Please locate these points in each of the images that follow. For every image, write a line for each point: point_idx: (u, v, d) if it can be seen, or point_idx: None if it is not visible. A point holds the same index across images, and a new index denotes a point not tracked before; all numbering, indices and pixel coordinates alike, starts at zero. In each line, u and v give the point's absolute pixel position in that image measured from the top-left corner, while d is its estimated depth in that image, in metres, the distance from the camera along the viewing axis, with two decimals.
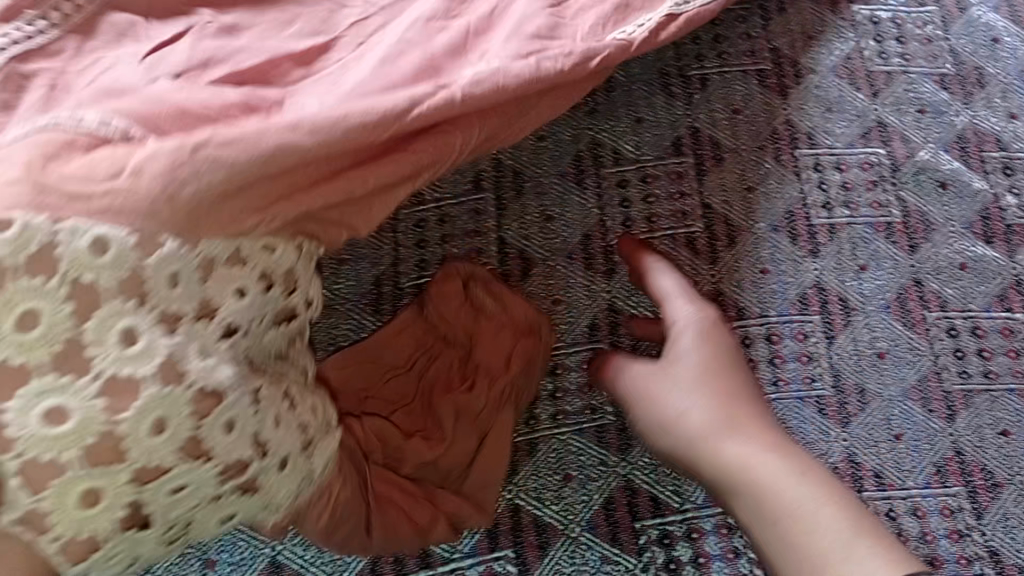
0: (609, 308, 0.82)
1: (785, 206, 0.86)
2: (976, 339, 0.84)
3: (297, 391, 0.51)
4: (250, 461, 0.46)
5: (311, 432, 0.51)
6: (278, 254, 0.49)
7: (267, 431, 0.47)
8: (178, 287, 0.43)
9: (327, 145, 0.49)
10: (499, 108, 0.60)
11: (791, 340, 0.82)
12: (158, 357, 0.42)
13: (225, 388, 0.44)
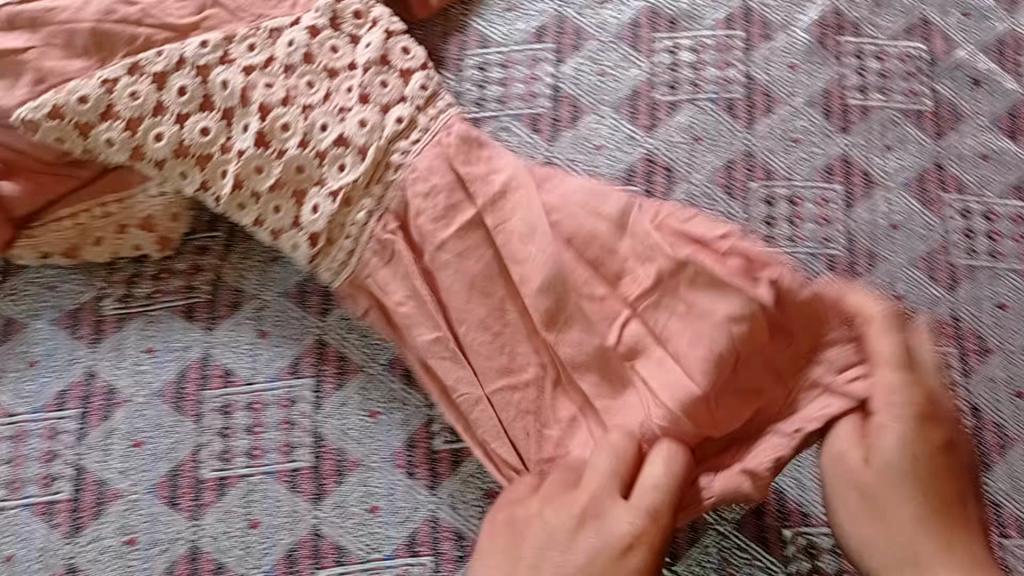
0: (648, 158, 0.89)
1: (823, 82, 0.93)
2: (987, 222, 0.90)
3: (272, 194, 0.76)
4: (242, 182, 0.76)
5: (281, 199, 0.76)
6: (282, 209, 0.76)
7: (272, 180, 0.76)
8: (286, 130, 0.76)
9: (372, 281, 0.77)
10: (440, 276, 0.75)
11: (811, 205, 0.89)
12: (248, 115, 0.76)
13: (272, 133, 0.76)
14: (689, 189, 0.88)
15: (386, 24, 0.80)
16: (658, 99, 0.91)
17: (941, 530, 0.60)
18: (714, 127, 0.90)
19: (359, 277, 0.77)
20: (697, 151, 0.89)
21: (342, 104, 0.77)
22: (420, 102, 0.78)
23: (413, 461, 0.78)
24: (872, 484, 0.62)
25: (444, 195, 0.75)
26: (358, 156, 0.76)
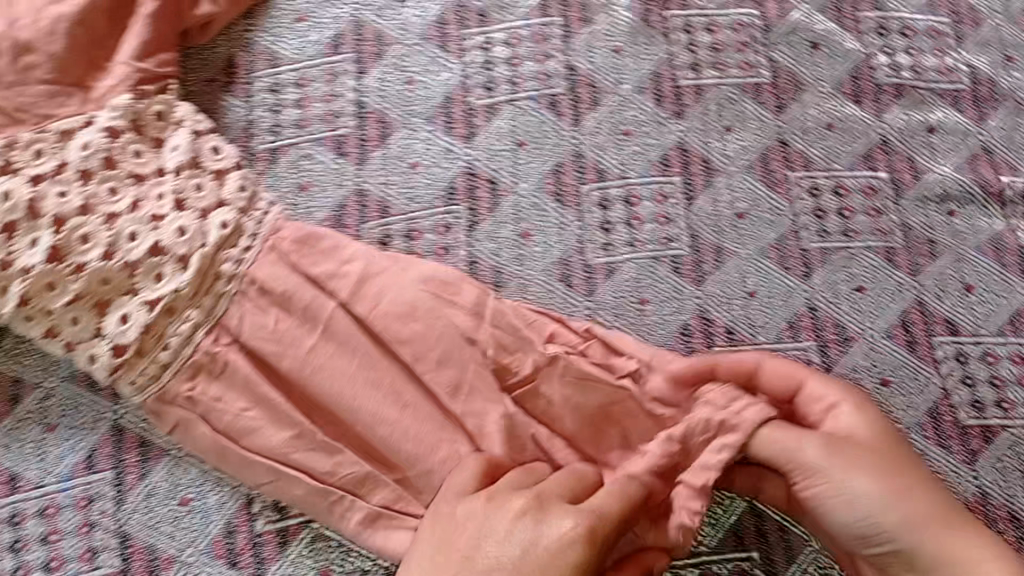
0: (468, 170, 0.82)
1: (651, 64, 0.86)
2: (838, 198, 0.85)
3: (69, 306, 0.70)
4: (32, 297, 0.70)
5: (82, 309, 0.71)
6: (83, 324, 0.71)
7: (72, 294, 0.70)
8: (87, 242, 0.71)
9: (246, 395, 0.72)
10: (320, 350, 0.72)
11: (649, 202, 0.82)
12: (38, 226, 0.70)
13: (69, 248, 0.70)
14: (516, 201, 0.81)
15: (193, 124, 0.77)
16: (475, 103, 0.83)
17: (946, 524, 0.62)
18: (538, 129, 0.83)
19: (195, 390, 0.72)
20: (521, 158, 0.83)
21: (155, 211, 0.73)
22: (242, 204, 0.76)
23: (235, 548, 0.74)
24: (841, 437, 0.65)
25: (302, 294, 0.74)
26: (177, 264, 0.72)
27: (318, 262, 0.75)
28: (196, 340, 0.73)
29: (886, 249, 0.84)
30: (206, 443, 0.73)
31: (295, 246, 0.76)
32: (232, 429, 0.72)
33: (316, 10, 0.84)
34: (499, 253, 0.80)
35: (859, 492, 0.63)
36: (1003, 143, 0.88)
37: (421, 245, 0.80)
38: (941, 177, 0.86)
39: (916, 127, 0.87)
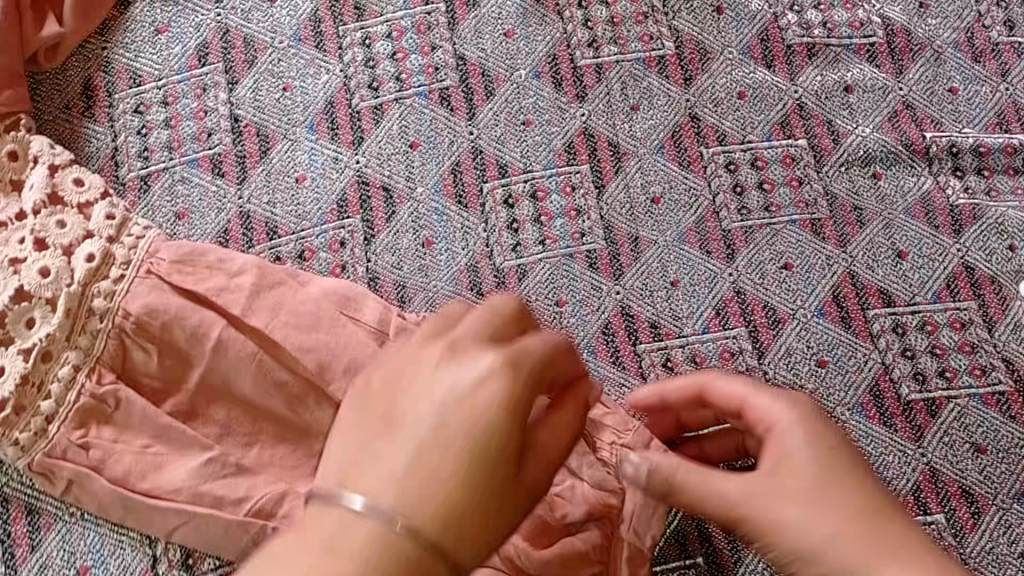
0: (359, 179, 0.76)
1: (546, 45, 0.80)
2: (756, 172, 0.80)
3: None
4: None
5: None
6: None
7: None
8: None
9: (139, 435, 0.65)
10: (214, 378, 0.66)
11: (557, 195, 0.77)
12: None
13: None
14: (414, 208, 0.76)
15: (50, 156, 0.69)
16: (359, 105, 0.77)
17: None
18: (429, 127, 0.77)
19: (85, 438, 0.64)
20: (415, 161, 0.77)
21: (15, 257, 0.65)
22: (110, 232, 0.67)
23: None
24: (790, 481, 0.52)
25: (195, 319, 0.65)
26: (47, 307, 0.65)
27: (202, 279, 0.67)
28: (81, 384, 0.65)
29: (811, 221, 0.79)
30: (110, 498, 0.64)
31: (172, 268, 0.67)
32: (130, 474, 0.64)
33: (176, 20, 0.78)
34: (401, 266, 0.74)
35: (802, 523, 0.50)
36: (924, 96, 0.83)
37: (315, 265, 0.73)
38: (862, 138, 0.82)
39: (832, 87, 0.83)
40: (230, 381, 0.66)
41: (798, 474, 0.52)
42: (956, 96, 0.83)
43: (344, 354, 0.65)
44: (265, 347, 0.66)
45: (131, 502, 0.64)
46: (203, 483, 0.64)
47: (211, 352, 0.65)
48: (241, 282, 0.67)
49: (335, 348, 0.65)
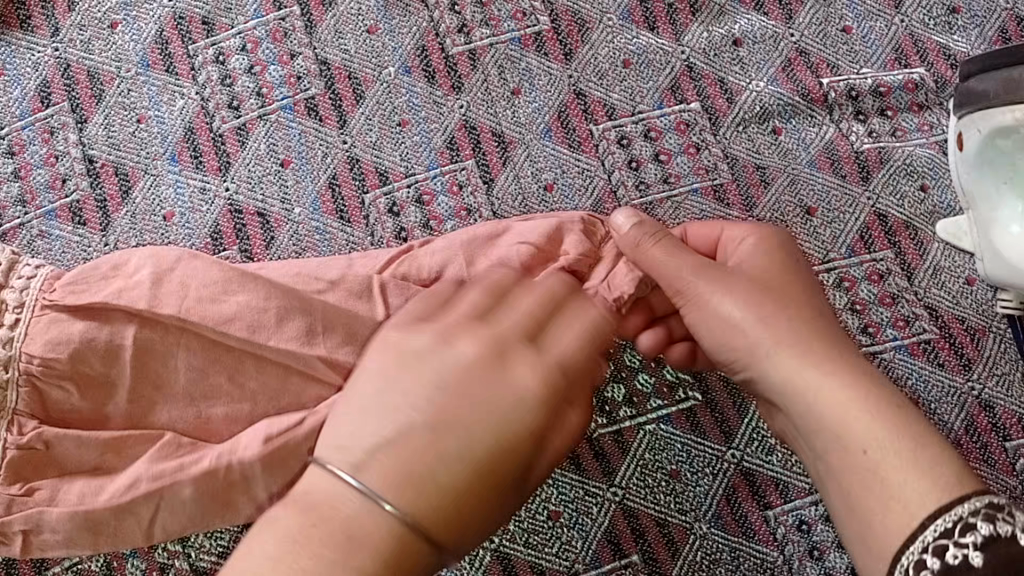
0: (231, 208, 0.71)
1: (413, 37, 0.76)
2: (650, 143, 0.76)
3: None
4: None
5: None
6: None
7: None
8: None
9: (92, 458, 0.61)
10: (145, 389, 0.62)
11: (445, 196, 0.73)
12: None
13: None
14: (293, 230, 0.71)
15: None
16: (221, 128, 0.72)
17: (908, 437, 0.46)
18: (299, 142, 0.73)
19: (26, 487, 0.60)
20: (288, 180, 0.72)
21: None
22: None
23: None
24: (770, 282, 0.56)
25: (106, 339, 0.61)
26: None
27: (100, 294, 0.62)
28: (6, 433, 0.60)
29: (713, 188, 0.75)
30: (69, 527, 0.60)
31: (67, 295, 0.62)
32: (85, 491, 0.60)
33: (10, 61, 0.73)
34: None
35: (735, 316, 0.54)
36: (817, 39, 0.79)
37: None
38: (756, 93, 0.78)
39: (719, 43, 0.79)
40: (161, 385, 0.62)
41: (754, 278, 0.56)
42: (851, 36, 0.79)
43: (269, 308, 0.62)
44: (184, 339, 0.62)
45: (116, 501, 0.59)
46: (158, 465, 0.60)
47: (131, 360, 0.61)
48: (141, 277, 0.62)
49: (258, 307, 0.61)
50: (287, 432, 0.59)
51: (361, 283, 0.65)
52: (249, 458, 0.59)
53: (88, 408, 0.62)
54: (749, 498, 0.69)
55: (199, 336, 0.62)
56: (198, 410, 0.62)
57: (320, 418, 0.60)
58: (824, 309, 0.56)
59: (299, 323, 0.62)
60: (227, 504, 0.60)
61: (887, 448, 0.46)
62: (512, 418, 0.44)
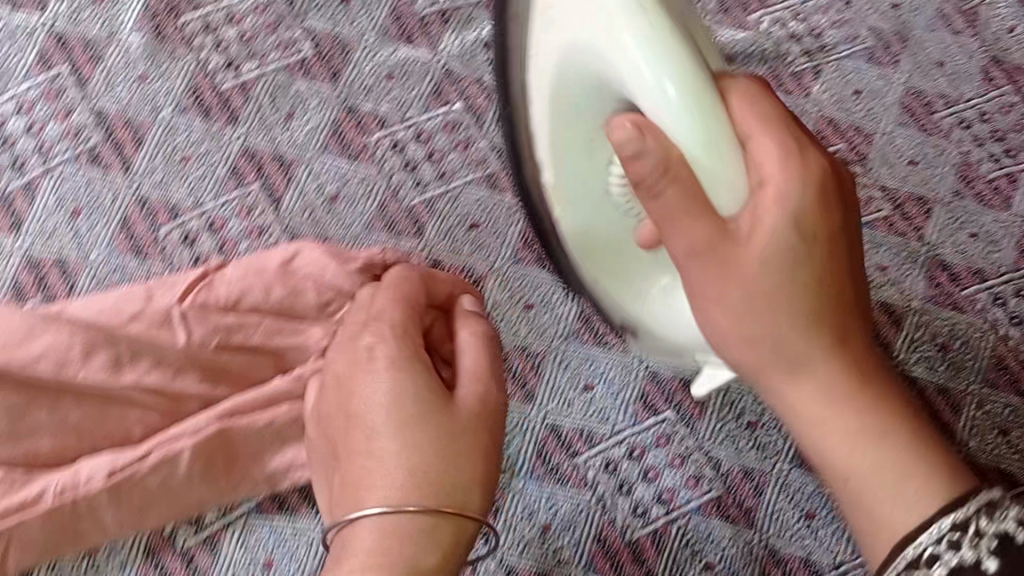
0: (29, 262, 0.74)
1: (182, 79, 0.80)
2: (422, 146, 0.82)
3: None
4: None
5: None
6: None
7: None
8: None
9: None
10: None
11: (235, 220, 0.78)
12: None
13: None
14: (93, 273, 0.75)
15: None
16: (8, 189, 0.75)
17: (958, 474, 0.51)
18: (86, 192, 0.76)
19: None
20: (82, 228, 0.75)
21: None
22: None
23: None
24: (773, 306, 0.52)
25: None
26: None
27: None
28: None
29: (485, 177, 0.82)
30: None
31: None
32: None
33: None
34: None
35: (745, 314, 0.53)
36: None
37: None
38: None
39: (473, 46, 0.85)
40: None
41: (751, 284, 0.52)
42: None
43: (73, 344, 0.67)
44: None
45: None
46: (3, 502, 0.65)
47: None
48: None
49: (63, 345, 0.67)
50: (132, 466, 0.67)
51: (161, 312, 0.70)
52: (96, 489, 0.66)
53: None
54: (557, 449, 0.77)
55: (10, 379, 0.66)
56: (25, 448, 0.67)
57: (160, 446, 0.68)
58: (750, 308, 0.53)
59: (105, 355, 0.67)
60: (74, 531, 0.67)
61: (893, 491, 0.50)
62: (456, 492, 0.58)
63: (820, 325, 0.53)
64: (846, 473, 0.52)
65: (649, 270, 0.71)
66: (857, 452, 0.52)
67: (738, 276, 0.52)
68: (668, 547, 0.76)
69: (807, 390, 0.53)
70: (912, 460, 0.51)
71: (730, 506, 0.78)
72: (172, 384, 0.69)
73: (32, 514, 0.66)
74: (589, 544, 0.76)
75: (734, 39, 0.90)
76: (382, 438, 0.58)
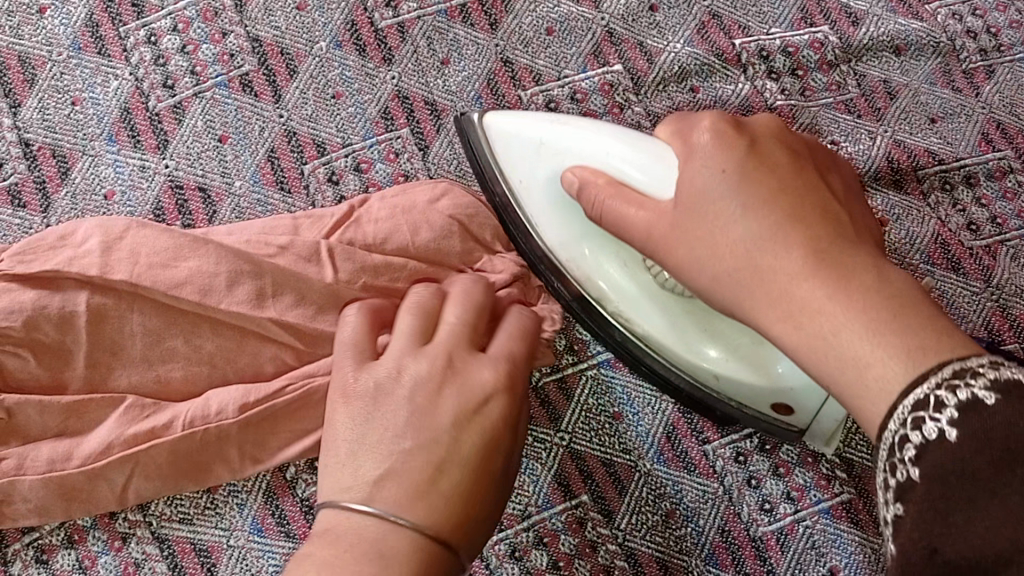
0: (172, 183, 0.72)
1: (341, 12, 0.78)
2: (577, 105, 0.79)
3: None
4: None
5: None
6: None
7: None
8: None
9: (57, 423, 0.63)
10: (105, 355, 0.64)
11: (382, 164, 0.75)
12: None
13: None
14: (235, 203, 0.72)
15: None
16: (157, 107, 0.73)
17: (952, 339, 0.37)
18: (235, 117, 0.74)
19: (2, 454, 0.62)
20: (227, 154, 0.73)
21: None
22: None
23: None
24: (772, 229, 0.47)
25: (66, 305, 0.63)
26: None
27: (51, 257, 0.64)
28: None
29: None
30: (43, 496, 0.63)
31: (14, 261, 0.63)
32: (57, 456, 0.63)
33: None
34: None
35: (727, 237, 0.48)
36: (728, 3, 0.84)
37: None
38: (674, 54, 0.82)
39: (637, 9, 0.82)
40: (118, 352, 0.64)
41: (723, 207, 0.49)
42: None
43: (220, 272, 0.64)
44: (138, 304, 0.64)
45: (89, 467, 0.63)
46: (130, 429, 0.63)
47: (88, 324, 0.63)
48: (89, 247, 0.64)
49: (209, 272, 0.64)
50: (268, 400, 0.63)
51: (309, 248, 0.67)
52: (226, 422, 0.63)
53: (51, 377, 0.64)
54: (688, 434, 0.75)
55: (150, 301, 0.64)
56: (156, 374, 0.64)
57: (295, 382, 0.64)
58: (772, 190, 0.48)
59: (249, 286, 0.64)
60: (197, 462, 0.65)
61: (846, 328, 0.40)
62: (456, 492, 0.50)
63: (800, 211, 0.47)
64: (853, 373, 0.40)
65: (736, 333, 0.60)
66: (811, 299, 0.43)
67: (718, 240, 0.48)
68: (795, 547, 0.72)
69: (787, 280, 0.45)
70: (878, 315, 0.39)
71: (861, 511, 0.73)
72: (312, 323, 0.65)
73: (161, 443, 0.63)
74: (713, 535, 0.72)
75: (910, 27, 0.85)
76: (399, 398, 0.52)
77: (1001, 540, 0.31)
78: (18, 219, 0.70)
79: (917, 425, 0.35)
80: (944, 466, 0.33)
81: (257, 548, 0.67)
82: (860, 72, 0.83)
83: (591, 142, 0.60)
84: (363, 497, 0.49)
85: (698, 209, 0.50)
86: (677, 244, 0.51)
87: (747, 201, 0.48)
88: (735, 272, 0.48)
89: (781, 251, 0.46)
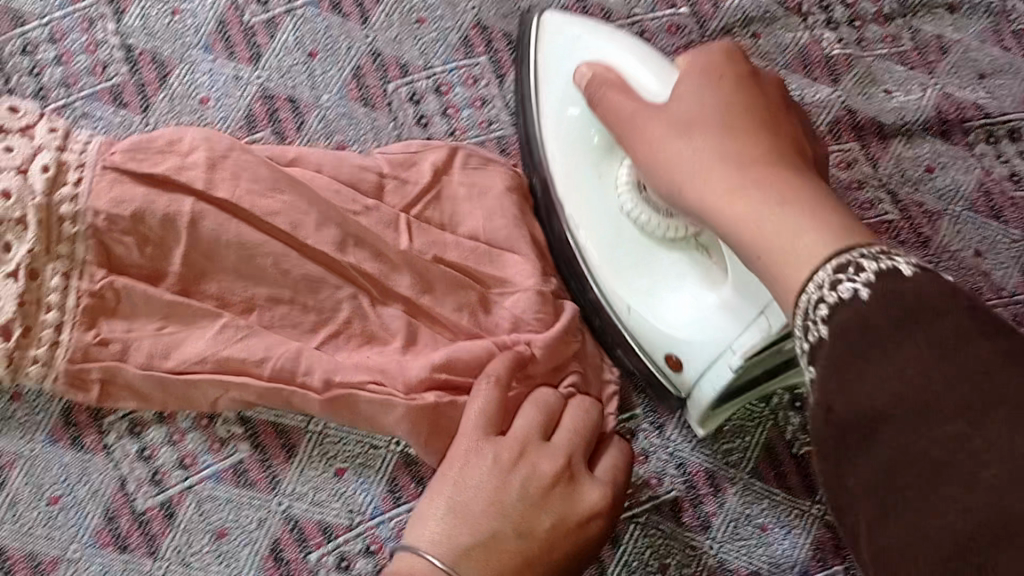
0: (263, 94, 0.76)
1: None
2: (645, 43, 0.84)
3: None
4: None
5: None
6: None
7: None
8: None
9: (159, 316, 0.67)
10: (202, 258, 0.68)
11: (461, 87, 0.79)
12: None
13: None
14: (322, 114, 0.76)
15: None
16: (252, 21, 0.77)
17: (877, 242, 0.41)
18: (325, 35, 0.78)
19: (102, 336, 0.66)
20: (316, 69, 0.77)
21: None
22: (58, 143, 0.67)
23: (184, 461, 0.70)
24: (746, 140, 0.52)
25: (171, 209, 0.66)
26: (19, 229, 0.64)
27: (159, 161, 0.67)
28: (75, 289, 0.65)
29: None
30: (142, 385, 0.67)
31: (126, 158, 0.66)
32: (154, 353, 0.66)
33: None
34: None
35: (694, 149, 0.53)
36: None
37: None
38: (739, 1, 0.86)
39: None
40: (212, 258, 0.68)
41: (708, 118, 0.54)
42: None
43: (310, 213, 0.68)
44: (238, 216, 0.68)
45: (187, 374, 0.67)
46: (226, 350, 0.67)
47: (189, 228, 0.66)
48: (196, 159, 0.68)
49: (303, 210, 0.68)
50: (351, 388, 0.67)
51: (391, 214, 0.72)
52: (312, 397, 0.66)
53: (153, 273, 0.68)
54: None
55: (249, 220, 0.68)
56: (247, 284, 0.69)
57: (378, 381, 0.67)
58: (751, 121, 0.54)
59: (335, 232, 0.69)
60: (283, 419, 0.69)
61: (777, 218, 0.44)
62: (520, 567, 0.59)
63: (766, 135, 0.53)
64: (781, 241, 0.43)
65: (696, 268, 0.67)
66: (752, 199, 0.47)
67: (695, 138, 0.54)
68: None
69: (733, 187, 0.49)
70: (812, 210, 0.43)
71: None
72: (388, 278, 0.70)
73: (253, 381, 0.67)
74: (759, 452, 0.76)
75: None
76: (510, 483, 0.61)
77: (886, 397, 0.34)
78: (119, 122, 0.74)
79: (834, 285, 0.38)
80: (857, 320, 0.36)
81: (334, 432, 0.71)
82: (915, 26, 0.87)
83: (618, 44, 0.68)
84: (449, 557, 0.58)
85: (686, 114, 0.56)
86: (667, 127, 0.56)
87: (728, 121, 0.54)
88: (691, 169, 0.53)
89: (736, 162, 0.50)
